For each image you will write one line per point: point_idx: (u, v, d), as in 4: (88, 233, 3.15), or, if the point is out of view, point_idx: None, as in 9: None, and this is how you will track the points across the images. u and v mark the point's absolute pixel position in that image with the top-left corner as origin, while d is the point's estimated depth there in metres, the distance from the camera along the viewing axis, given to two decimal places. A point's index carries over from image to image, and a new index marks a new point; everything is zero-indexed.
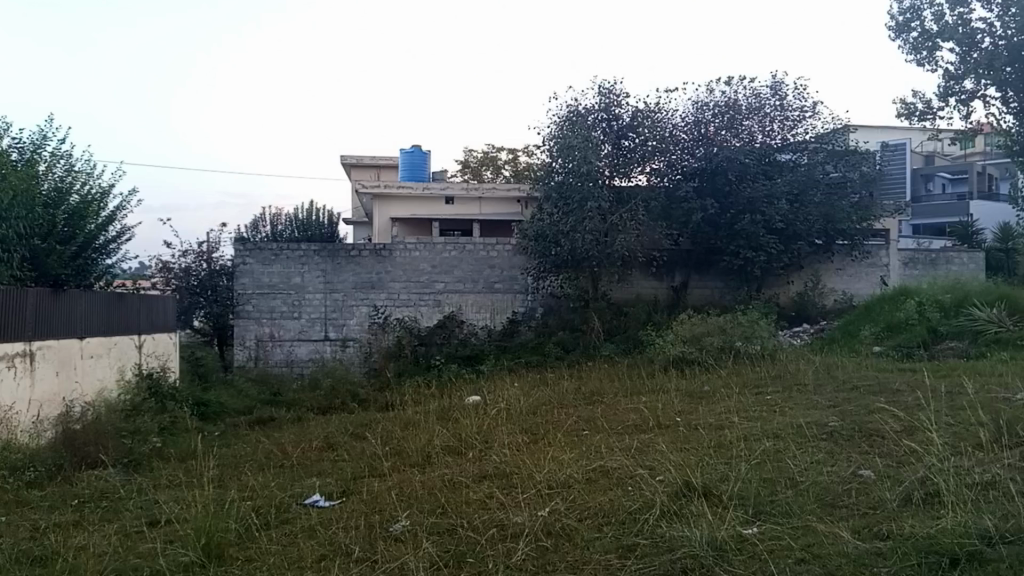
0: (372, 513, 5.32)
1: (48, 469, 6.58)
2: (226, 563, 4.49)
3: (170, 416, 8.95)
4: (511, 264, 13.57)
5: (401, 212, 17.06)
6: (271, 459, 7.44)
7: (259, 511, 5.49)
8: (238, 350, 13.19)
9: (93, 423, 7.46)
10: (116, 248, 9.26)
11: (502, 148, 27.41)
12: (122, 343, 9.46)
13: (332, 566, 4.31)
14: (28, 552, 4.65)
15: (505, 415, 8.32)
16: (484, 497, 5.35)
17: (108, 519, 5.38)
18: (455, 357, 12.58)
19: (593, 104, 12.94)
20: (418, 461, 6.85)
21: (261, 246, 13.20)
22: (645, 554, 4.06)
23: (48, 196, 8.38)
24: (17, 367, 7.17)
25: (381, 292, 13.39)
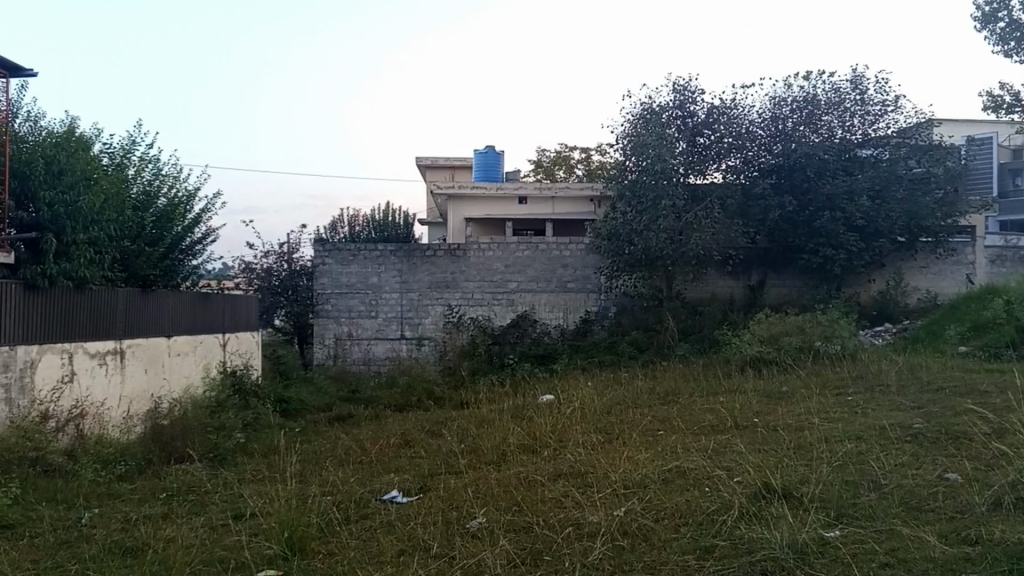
0: (450, 509, 5.37)
1: (139, 463, 6.81)
2: (308, 557, 4.60)
3: (253, 411, 9.19)
4: (584, 263, 13.51)
5: (475, 212, 17.20)
6: (351, 455, 7.58)
7: (339, 506, 5.60)
8: (317, 348, 13.46)
9: (179, 419, 7.69)
10: (201, 249, 9.52)
11: (575, 147, 27.38)
12: (207, 342, 9.73)
13: (411, 562, 4.38)
14: (120, 543, 4.82)
15: (580, 414, 8.32)
16: (559, 496, 5.37)
17: (195, 512, 5.55)
18: (529, 356, 12.61)
19: (667, 102, 12.87)
20: (493, 459, 6.89)
21: (340, 246, 13.43)
22: (724, 556, 4.02)
23: (137, 199, 8.65)
24: (109, 364, 7.46)
25: (455, 292, 13.51)
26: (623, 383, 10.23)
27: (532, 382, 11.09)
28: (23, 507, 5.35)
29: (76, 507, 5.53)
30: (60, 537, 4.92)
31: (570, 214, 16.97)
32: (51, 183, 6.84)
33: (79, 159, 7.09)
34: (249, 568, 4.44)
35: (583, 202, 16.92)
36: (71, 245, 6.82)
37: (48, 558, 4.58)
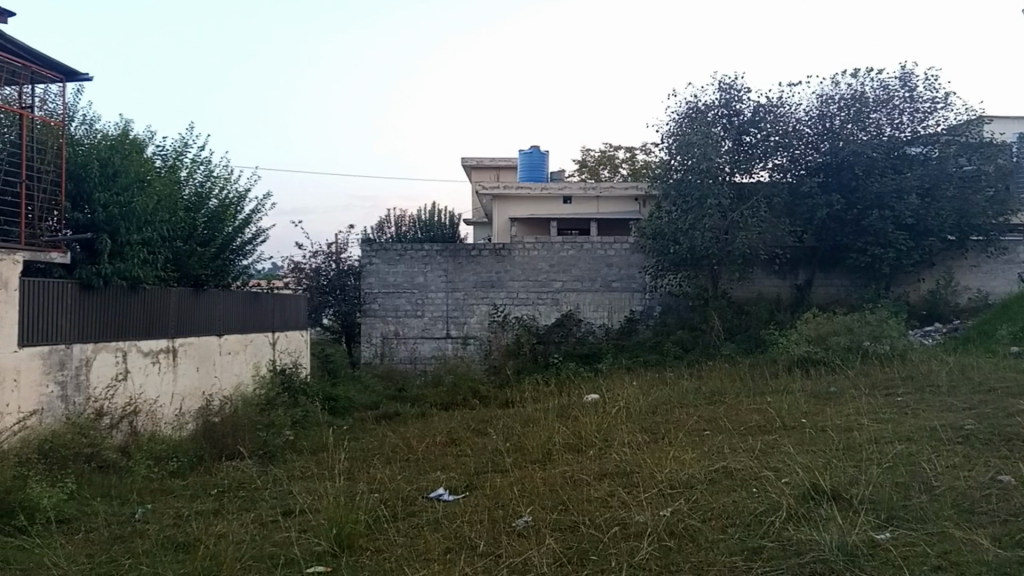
0: (496, 508, 5.40)
1: (191, 459, 6.93)
2: (356, 553, 4.66)
3: (302, 409, 9.31)
4: (629, 263, 13.46)
5: (520, 212, 17.24)
6: (398, 453, 7.65)
7: (386, 503, 5.66)
8: (364, 347, 13.58)
9: (230, 416, 7.83)
10: (252, 249, 9.66)
11: (620, 146, 27.31)
12: (257, 340, 9.88)
13: (458, 559, 4.40)
14: (173, 538, 4.91)
15: (624, 414, 8.30)
16: (605, 496, 5.37)
17: (246, 508, 5.64)
18: (573, 356, 12.61)
19: (713, 100, 12.79)
20: (538, 458, 6.91)
21: (387, 246, 13.55)
22: (772, 558, 4.00)
23: (189, 200, 8.77)
24: (162, 362, 7.62)
25: (500, 292, 13.55)
26: (669, 382, 10.17)
27: (577, 382, 11.08)
28: (79, 501, 5.47)
29: (130, 502, 5.64)
30: (115, 531, 5.02)
31: (615, 214, 16.90)
32: (106, 185, 6.91)
33: (133, 161, 7.18)
34: (297, 564, 4.50)
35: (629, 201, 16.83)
36: (126, 245, 6.92)
37: (104, 552, 4.68)
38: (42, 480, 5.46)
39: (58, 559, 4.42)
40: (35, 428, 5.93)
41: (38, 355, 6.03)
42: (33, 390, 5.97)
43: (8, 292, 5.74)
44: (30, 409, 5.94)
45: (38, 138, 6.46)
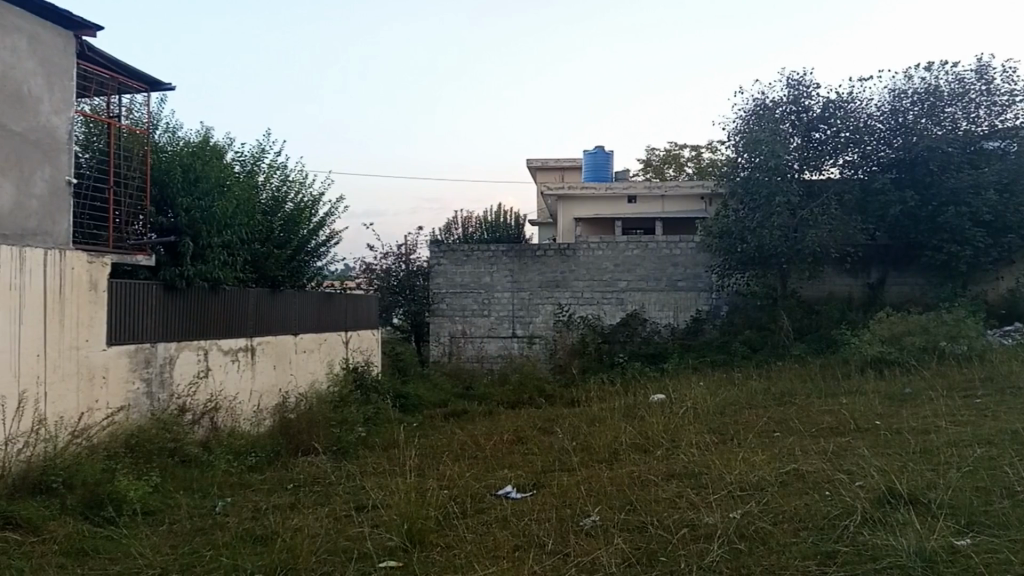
0: (564, 507, 5.48)
1: (270, 454, 7.14)
2: (428, 549, 4.77)
3: (374, 406, 9.49)
4: (695, 262, 13.35)
5: (585, 212, 17.31)
6: (466, 451, 7.76)
7: (456, 500, 5.78)
8: (433, 345, 13.80)
9: (306, 413, 8.05)
10: (325, 251, 9.87)
11: (686, 145, 27.18)
12: (331, 339, 10.12)
13: (527, 557, 4.50)
14: (251, 531, 5.09)
15: (692, 415, 8.30)
16: (673, 497, 5.40)
17: (321, 503, 5.81)
18: (639, 356, 12.64)
19: (781, 96, 12.70)
20: (606, 458, 6.97)
21: (454, 247, 13.77)
22: (847, 562, 4.00)
23: (266, 204, 9.02)
24: (241, 360, 7.88)
25: (565, 291, 13.60)
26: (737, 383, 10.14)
27: (644, 382, 11.08)
28: (163, 494, 5.68)
29: (211, 495, 5.85)
30: (196, 524, 5.22)
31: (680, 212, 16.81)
32: (188, 191, 7.10)
33: (214, 167, 7.36)
34: (372, 559, 4.63)
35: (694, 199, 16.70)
36: (207, 248, 7.15)
37: (186, 543, 4.88)
38: (129, 472, 5.69)
39: (144, 550, 4.61)
40: (122, 422, 6.19)
41: (125, 354, 6.29)
42: (121, 387, 6.23)
43: (97, 293, 6.01)
44: (118, 404, 6.20)
45: (125, 146, 6.75)
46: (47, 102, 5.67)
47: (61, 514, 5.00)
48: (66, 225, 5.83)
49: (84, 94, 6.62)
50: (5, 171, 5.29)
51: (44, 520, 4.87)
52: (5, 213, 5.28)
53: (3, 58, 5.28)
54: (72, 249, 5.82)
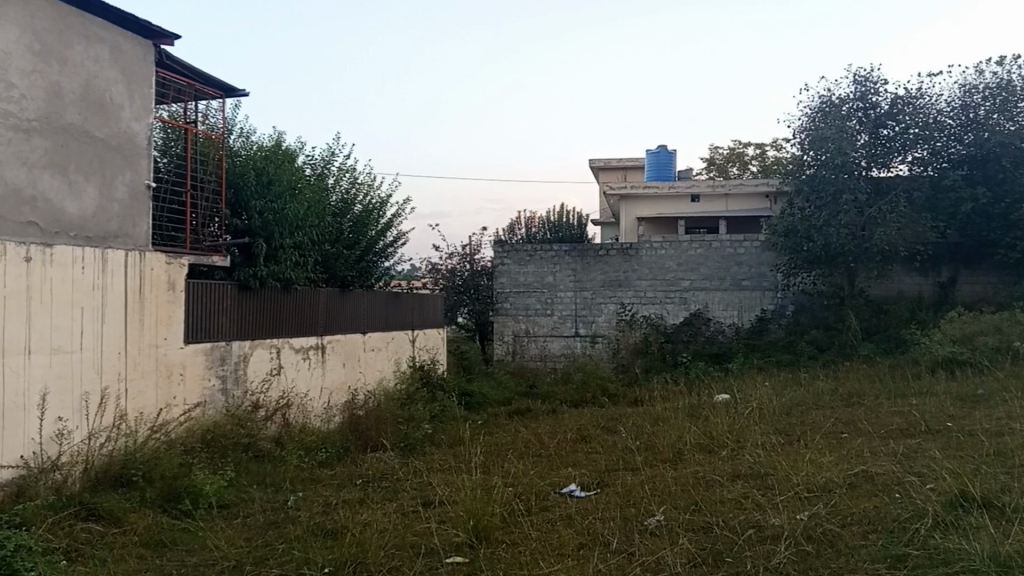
0: (628, 506, 5.52)
1: (339, 449, 7.29)
2: (493, 545, 4.85)
3: (440, 404, 9.61)
4: (760, 260, 13.19)
5: (648, 212, 17.28)
6: (531, 449, 7.83)
7: (521, 497, 5.86)
8: (497, 344, 13.94)
9: (374, 410, 8.19)
10: (393, 251, 10.01)
11: (750, 143, 26.93)
12: (398, 338, 10.28)
13: (591, 555, 4.55)
14: (322, 525, 5.22)
15: (758, 415, 8.27)
16: (739, 498, 5.39)
17: (388, 498, 5.93)
18: (702, 355, 12.68)
19: (847, 93, 12.54)
20: (670, 458, 6.97)
21: (517, 246, 13.91)
22: (918, 566, 3.96)
23: (336, 206, 9.20)
24: (312, 358, 8.07)
25: (628, 290, 13.59)
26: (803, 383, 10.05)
27: (708, 382, 11.01)
28: (237, 488, 5.84)
29: (283, 489, 6.00)
30: (269, 517, 5.37)
31: (745, 211, 16.63)
32: (262, 194, 7.25)
33: (285, 171, 7.50)
34: (439, 554, 4.72)
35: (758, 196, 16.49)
36: (279, 249, 7.33)
37: (260, 536, 5.02)
38: (205, 466, 5.86)
39: (219, 542, 4.77)
40: (198, 418, 6.39)
41: (202, 351, 6.49)
42: (197, 383, 6.43)
43: (175, 293, 6.22)
44: (194, 401, 6.40)
45: (201, 151, 6.94)
46: (128, 109, 5.89)
47: (141, 506, 5.19)
48: (145, 227, 6.04)
49: (163, 100, 6.85)
50: (90, 175, 5.50)
51: (126, 511, 5.06)
52: (89, 216, 5.50)
53: (88, 66, 5.51)
54: (151, 250, 6.02)
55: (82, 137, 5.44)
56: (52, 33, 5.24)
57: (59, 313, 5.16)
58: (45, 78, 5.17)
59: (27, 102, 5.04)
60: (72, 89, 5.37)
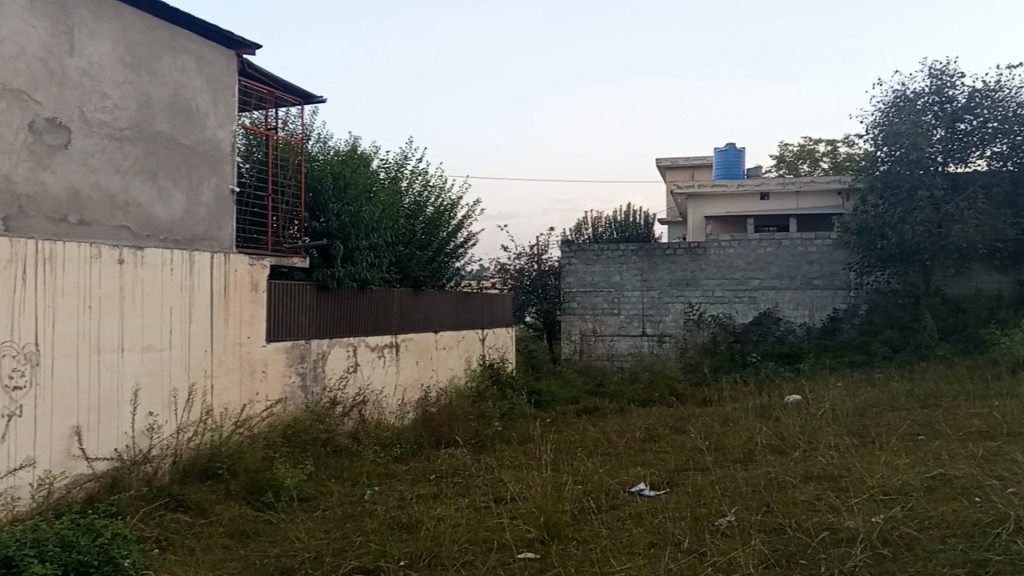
0: (698, 506, 5.56)
1: (413, 445, 7.46)
2: (564, 542, 4.93)
3: (509, 402, 9.74)
4: (832, 259, 13.00)
5: (716, 210, 17.19)
6: (600, 447, 7.90)
7: (590, 495, 5.93)
8: (565, 343, 14.10)
9: (446, 407, 8.35)
10: (463, 252, 10.15)
11: (821, 138, 26.52)
12: (468, 336, 10.44)
13: (662, 554, 4.61)
14: (397, 519, 5.36)
15: (831, 416, 8.21)
16: (811, 500, 5.38)
17: (460, 493, 6.06)
18: (773, 355, 12.59)
19: (922, 88, 12.35)
20: (740, 458, 6.98)
21: (584, 247, 14.08)
22: (1002, 572, 3.92)
23: (408, 209, 9.38)
24: (386, 356, 8.27)
25: (696, 290, 13.55)
26: (878, 384, 9.92)
27: (779, 382, 10.93)
28: (317, 481, 6.04)
29: (360, 483, 6.18)
30: (347, 511, 5.53)
31: (816, 208, 16.39)
32: (339, 197, 7.43)
33: (361, 175, 7.67)
34: (510, 549, 4.83)
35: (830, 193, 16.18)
36: (355, 251, 7.52)
37: (339, 529, 5.18)
38: (286, 460, 6.06)
39: (300, 534, 4.95)
40: (280, 414, 6.60)
41: (283, 350, 6.72)
42: (278, 380, 6.66)
43: (258, 293, 6.45)
44: (276, 396, 6.63)
45: (281, 156, 7.14)
46: (213, 117, 6.12)
47: (226, 498, 5.39)
48: (229, 230, 6.27)
49: (245, 107, 7.09)
50: (178, 181, 5.74)
51: (212, 503, 5.26)
52: (178, 220, 5.74)
53: (176, 76, 5.75)
54: (235, 252, 6.25)
55: (170, 145, 5.68)
56: (141, 45, 5.48)
57: (150, 313, 5.41)
58: (136, 88, 5.42)
59: (119, 111, 5.30)
60: (161, 99, 5.61)
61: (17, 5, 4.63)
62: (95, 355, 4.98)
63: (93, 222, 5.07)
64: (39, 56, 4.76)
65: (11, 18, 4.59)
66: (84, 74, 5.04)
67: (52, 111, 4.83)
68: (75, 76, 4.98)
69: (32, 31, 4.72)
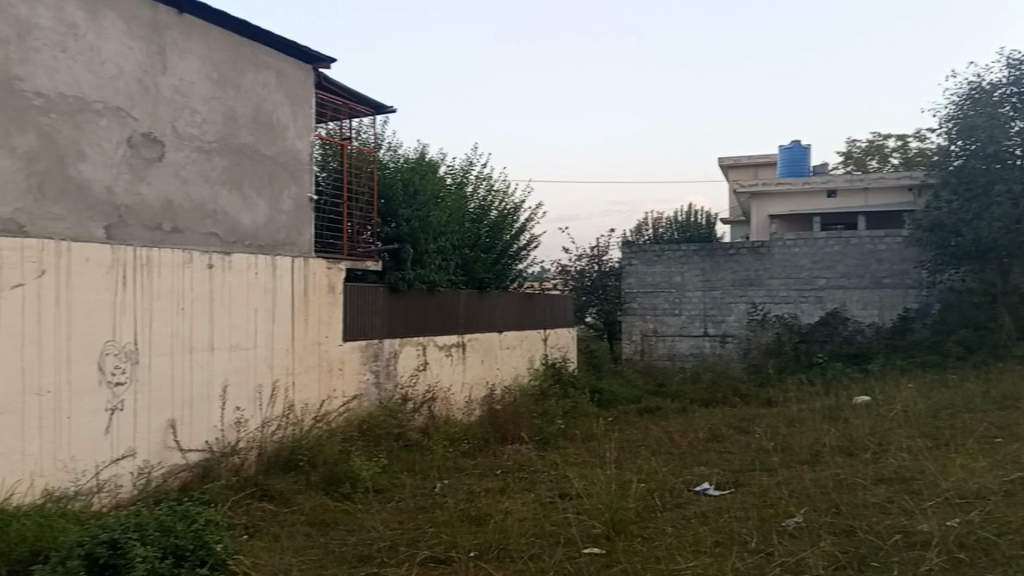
0: (765, 507, 5.71)
1: (480, 441, 7.73)
2: (629, 538, 5.11)
3: (572, 400, 9.97)
4: (903, 257, 12.82)
5: (781, 209, 17.22)
6: (665, 446, 8.07)
7: (655, 493, 6.14)
8: (626, 344, 14.31)
9: (511, 405, 8.60)
10: (526, 254, 10.38)
11: (891, 133, 26.20)
12: (531, 336, 10.69)
13: (729, 554, 4.76)
14: (466, 512, 5.59)
15: (903, 417, 8.28)
16: (882, 502, 5.49)
17: (526, 488, 6.31)
18: (840, 355, 12.64)
19: (999, 79, 12.15)
20: (807, 458, 7.11)
21: (645, 248, 14.26)
22: None
23: (473, 213, 9.66)
24: (453, 355, 8.57)
25: (760, 289, 13.60)
26: (953, 386, 9.88)
27: (848, 383, 11.01)
28: (390, 474, 6.33)
29: (430, 477, 6.46)
30: (419, 502, 5.80)
31: (886, 205, 16.32)
32: (409, 203, 7.75)
33: (429, 181, 7.99)
34: (576, 544, 5.03)
35: (898, 191, 16.08)
36: (424, 254, 7.84)
37: (412, 520, 5.44)
38: (361, 453, 6.37)
39: (375, 523, 5.24)
40: (355, 409, 6.93)
41: (358, 348, 7.05)
42: (354, 377, 7.00)
43: (334, 295, 6.78)
44: (352, 393, 6.97)
45: (355, 165, 7.46)
46: (292, 129, 6.47)
47: (307, 488, 5.70)
48: (309, 235, 6.61)
49: (320, 119, 7.44)
50: (262, 190, 6.09)
51: (294, 493, 5.58)
52: (261, 226, 6.09)
53: (258, 91, 6.10)
54: (314, 257, 6.60)
55: (254, 155, 6.04)
56: (227, 62, 5.84)
57: (236, 314, 5.78)
58: (222, 103, 5.79)
59: (207, 126, 5.66)
60: (244, 112, 5.97)
61: (115, 29, 5.01)
62: (187, 353, 5.36)
63: (185, 231, 5.45)
64: (135, 76, 5.13)
65: (110, 42, 4.97)
66: (175, 91, 5.41)
67: (147, 126, 5.20)
68: (168, 93, 5.35)
69: (129, 52, 5.10)
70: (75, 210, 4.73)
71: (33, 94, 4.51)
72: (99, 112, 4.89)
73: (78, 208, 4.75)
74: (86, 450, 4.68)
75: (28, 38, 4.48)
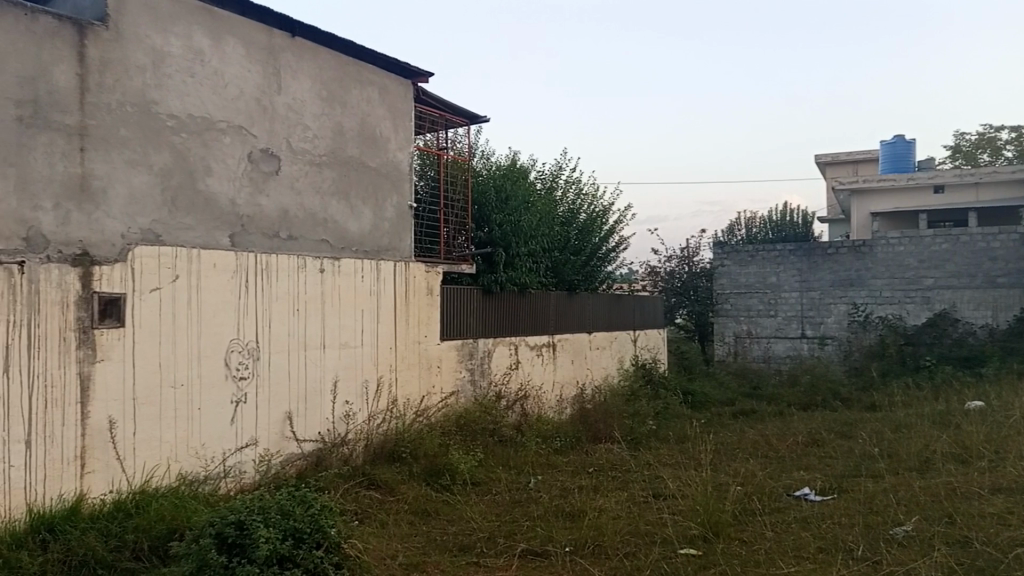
0: (871, 513, 5.84)
1: (572, 439, 8.02)
2: (727, 540, 5.28)
3: (664, 401, 10.18)
4: (1019, 255, 12.59)
5: (882, 206, 17.05)
6: (761, 449, 8.21)
7: (753, 497, 6.32)
8: (718, 345, 14.45)
9: (602, 405, 8.90)
10: (616, 256, 10.64)
11: (1004, 125, 25.41)
12: (621, 337, 10.96)
13: (833, 561, 4.85)
14: (562, 508, 5.89)
15: (1021, 424, 8.21)
16: (1000, 513, 5.52)
17: (620, 488, 6.57)
18: (951, 360, 12.22)
19: None
20: (916, 466, 7.17)
21: (739, 248, 14.36)
22: None
23: (565, 216, 9.97)
24: (544, 354, 8.89)
25: (861, 289, 13.52)
26: None
27: (959, 387, 10.96)
28: (486, 467, 6.67)
29: (524, 472, 6.77)
30: (514, 496, 6.11)
31: (998, 200, 16.03)
32: (501, 209, 8.09)
33: (520, 186, 8.32)
34: (671, 543, 5.23)
35: (1011, 185, 15.81)
36: (516, 257, 8.17)
37: (510, 513, 5.75)
38: (460, 447, 6.73)
39: (473, 515, 5.56)
40: (453, 405, 7.31)
41: (454, 347, 7.44)
42: (451, 374, 7.39)
43: (433, 297, 7.18)
44: (449, 389, 7.36)
45: (451, 174, 7.85)
46: (393, 141, 6.88)
47: (410, 479, 6.09)
48: (409, 241, 7.01)
49: (417, 131, 7.85)
50: (367, 199, 6.53)
51: (398, 483, 5.96)
52: (367, 233, 6.52)
53: (363, 107, 6.54)
54: (414, 261, 7.00)
55: (360, 167, 6.47)
56: (335, 81, 6.29)
57: (345, 315, 6.23)
58: (331, 118, 6.24)
59: (318, 140, 6.11)
60: (351, 127, 6.42)
61: (236, 54, 5.48)
62: (303, 351, 5.82)
63: (300, 238, 5.90)
64: (254, 96, 5.60)
65: (232, 65, 5.45)
66: (289, 109, 5.87)
67: (265, 142, 5.66)
68: (283, 111, 5.81)
69: (249, 75, 5.57)
70: (204, 221, 5.20)
71: (167, 115, 5.00)
72: (223, 130, 5.37)
73: (206, 218, 5.22)
74: (215, 438, 5.16)
75: (162, 65, 4.96)
